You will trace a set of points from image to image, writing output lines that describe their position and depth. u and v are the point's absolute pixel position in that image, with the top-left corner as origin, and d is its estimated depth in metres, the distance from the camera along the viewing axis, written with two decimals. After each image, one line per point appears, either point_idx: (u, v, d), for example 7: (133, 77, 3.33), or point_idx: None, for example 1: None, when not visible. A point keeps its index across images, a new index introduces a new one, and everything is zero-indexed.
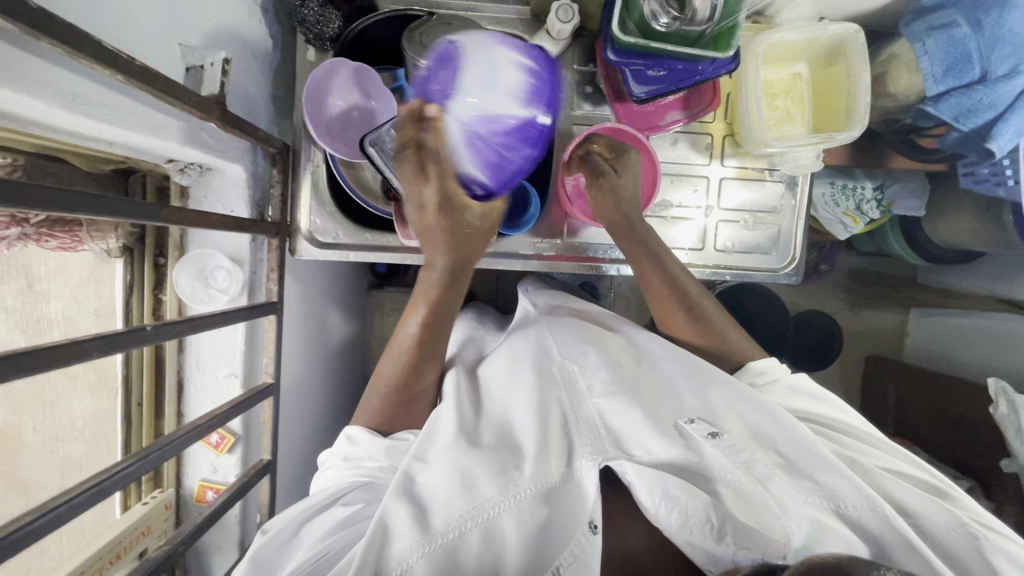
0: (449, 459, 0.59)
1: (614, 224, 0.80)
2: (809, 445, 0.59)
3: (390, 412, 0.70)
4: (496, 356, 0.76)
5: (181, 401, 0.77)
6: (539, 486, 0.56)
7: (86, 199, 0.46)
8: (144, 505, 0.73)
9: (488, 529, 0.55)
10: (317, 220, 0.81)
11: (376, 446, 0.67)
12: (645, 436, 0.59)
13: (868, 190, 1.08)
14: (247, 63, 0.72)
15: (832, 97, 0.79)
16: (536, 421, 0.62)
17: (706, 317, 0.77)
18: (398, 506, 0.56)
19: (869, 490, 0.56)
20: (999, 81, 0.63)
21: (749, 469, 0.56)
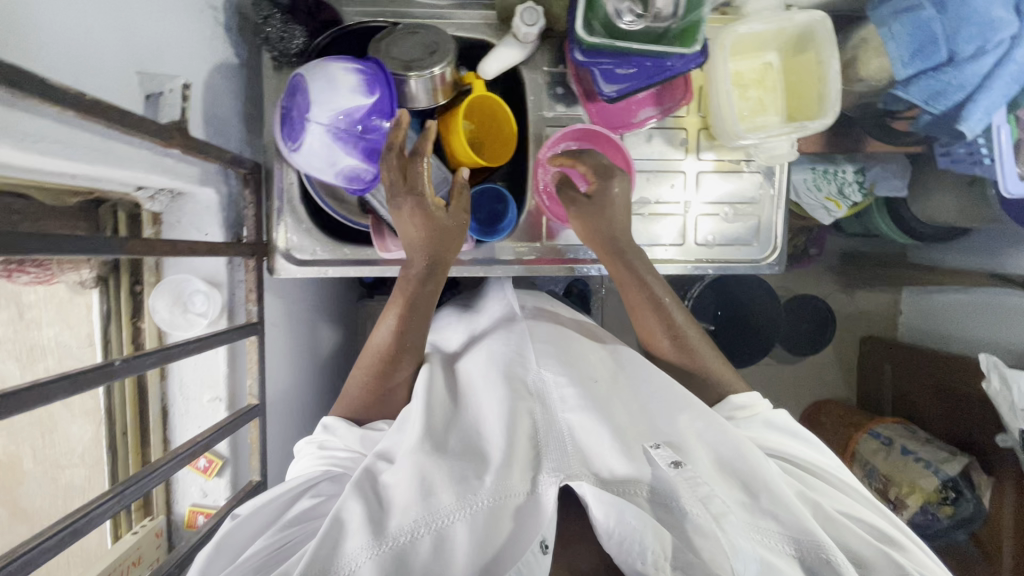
0: (411, 463, 0.58)
1: (601, 242, 0.77)
2: (769, 484, 0.59)
3: (365, 402, 0.70)
4: (474, 353, 0.77)
5: (166, 428, 0.76)
6: (497, 500, 0.55)
7: (43, 239, 0.45)
8: (134, 534, 0.72)
9: (439, 538, 0.53)
10: (294, 237, 0.80)
11: (352, 435, 0.68)
12: (609, 454, 0.59)
13: (849, 173, 1.08)
14: (212, 85, 0.71)
15: (804, 85, 0.79)
16: (503, 430, 0.61)
17: (689, 347, 0.75)
18: (354, 505, 0.55)
19: (821, 537, 0.56)
20: (966, 62, 0.63)
21: (707, 506, 0.55)
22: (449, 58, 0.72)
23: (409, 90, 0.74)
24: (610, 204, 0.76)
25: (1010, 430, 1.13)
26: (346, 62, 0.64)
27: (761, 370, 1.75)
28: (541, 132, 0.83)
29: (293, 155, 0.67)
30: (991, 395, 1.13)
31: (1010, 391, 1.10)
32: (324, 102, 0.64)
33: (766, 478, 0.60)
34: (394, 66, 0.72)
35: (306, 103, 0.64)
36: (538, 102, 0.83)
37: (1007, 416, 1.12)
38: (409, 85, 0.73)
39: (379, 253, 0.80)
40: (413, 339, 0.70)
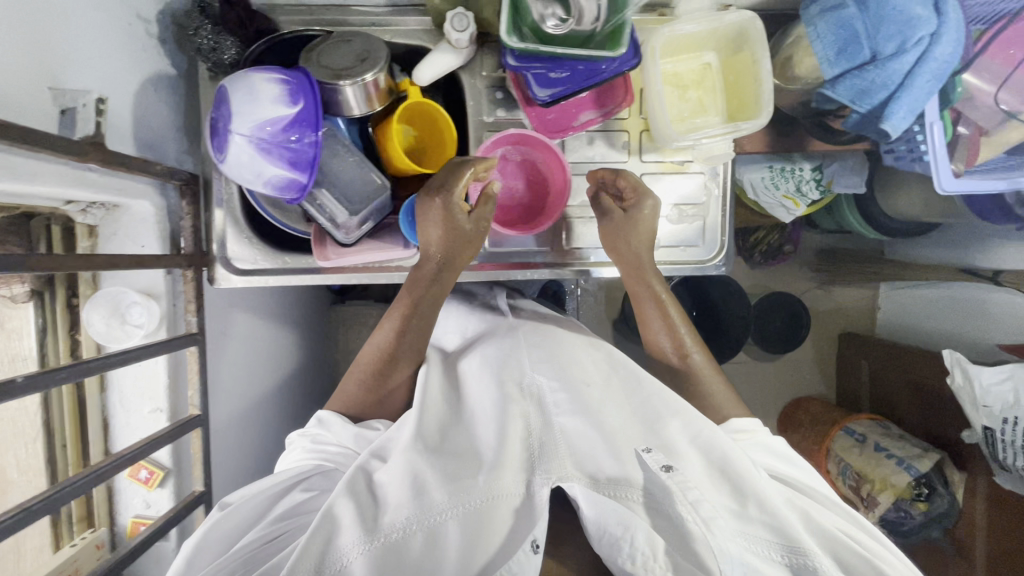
0: (405, 460, 0.61)
1: (621, 257, 0.81)
2: (760, 493, 0.59)
3: (362, 399, 0.76)
4: (470, 356, 0.80)
5: (109, 439, 0.76)
6: (490, 497, 0.59)
7: None
8: (74, 547, 0.73)
9: (431, 535, 0.57)
10: (233, 247, 0.80)
11: (347, 433, 0.71)
12: (600, 455, 0.62)
13: (806, 171, 1.07)
14: (142, 98, 0.71)
15: (742, 85, 0.78)
16: (497, 435, 0.65)
17: (700, 375, 0.79)
18: (346, 505, 0.58)
19: (807, 544, 0.56)
20: (889, 59, 0.62)
21: (697, 509, 0.56)
22: (380, 65, 0.72)
23: (343, 99, 0.73)
24: (635, 223, 0.79)
25: (974, 426, 1.12)
26: (268, 73, 0.64)
27: (738, 368, 1.73)
28: (482, 137, 0.83)
29: (223, 167, 0.67)
30: (955, 390, 1.11)
31: (973, 386, 1.08)
32: (243, 113, 0.64)
33: (755, 486, 0.59)
34: (324, 75, 0.71)
35: (227, 114, 0.64)
36: (478, 107, 0.83)
37: (970, 411, 1.11)
38: (343, 94, 0.72)
39: (319, 261, 0.79)
40: (412, 336, 0.76)
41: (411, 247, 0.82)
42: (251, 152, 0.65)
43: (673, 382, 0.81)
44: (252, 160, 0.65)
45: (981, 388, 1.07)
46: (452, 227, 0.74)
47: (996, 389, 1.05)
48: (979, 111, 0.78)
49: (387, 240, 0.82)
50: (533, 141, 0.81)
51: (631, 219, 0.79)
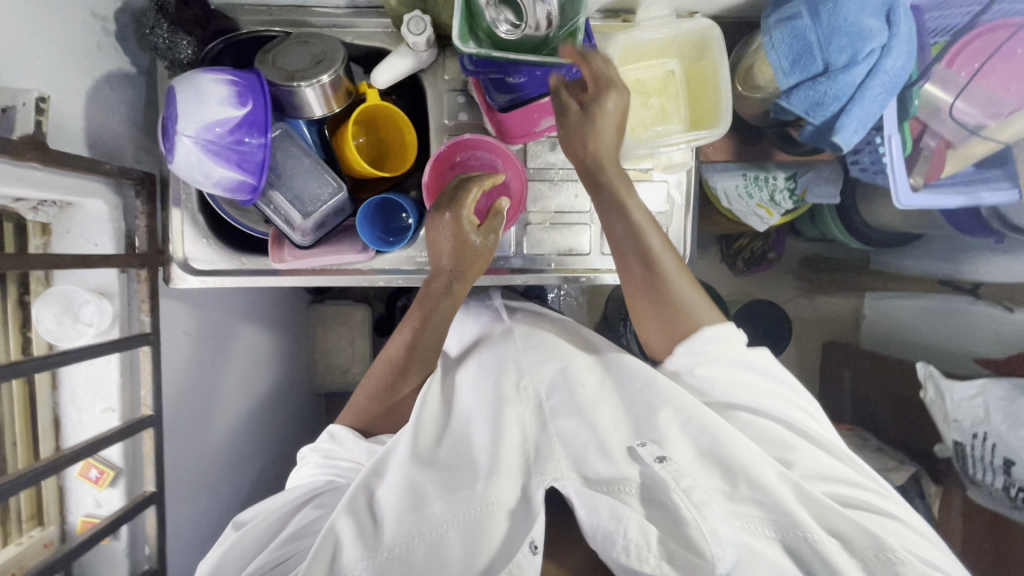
0: (402, 476, 0.63)
1: (583, 166, 0.72)
2: (751, 471, 0.58)
3: (371, 414, 0.77)
4: (467, 364, 0.79)
5: (60, 437, 0.76)
6: (486, 506, 0.60)
7: None
8: (18, 546, 0.72)
9: (433, 546, 0.58)
10: (191, 247, 0.81)
11: (358, 446, 0.73)
12: (593, 456, 0.62)
13: (780, 179, 1.06)
14: (95, 96, 0.71)
15: (704, 93, 0.78)
16: (491, 441, 0.65)
17: (670, 281, 0.69)
18: (345, 524, 0.60)
19: (802, 518, 0.56)
20: (840, 72, 0.61)
21: (689, 495, 0.56)
22: (335, 67, 0.71)
23: (300, 101, 0.73)
24: (593, 123, 0.70)
25: (946, 440, 1.11)
26: (217, 75, 0.64)
27: None
28: (443, 141, 0.83)
29: (171, 167, 0.67)
30: (929, 405, 1.12)
31: (945, 401, 1.08)
32: (188, 114, 0.63)
33: (745, 462, 0.59)
34: (278, 76, 0.71)
35: (174, 115, 0.64)
36: (439, 111, 0.82)
37: (942, 425, 1.10)
38: (300, 95, 0.72)
39: (275, 262, 0.80)
40: (424, 351, 0.77)
41: (368, 251, 0.81)
42: (196, 154, 0.64)
43: (643, 303, 0.71)
44: (197, 162, 0.65)
45: (953, 403, 1.06)
46: (460, 241, 0.74)
47: (966, 404, 1.05)
48: (945, 124, 0.77)
49: (345, 242, 0.82)
50: (475, 143, 0.79)
51: (590, 118, 0.70)
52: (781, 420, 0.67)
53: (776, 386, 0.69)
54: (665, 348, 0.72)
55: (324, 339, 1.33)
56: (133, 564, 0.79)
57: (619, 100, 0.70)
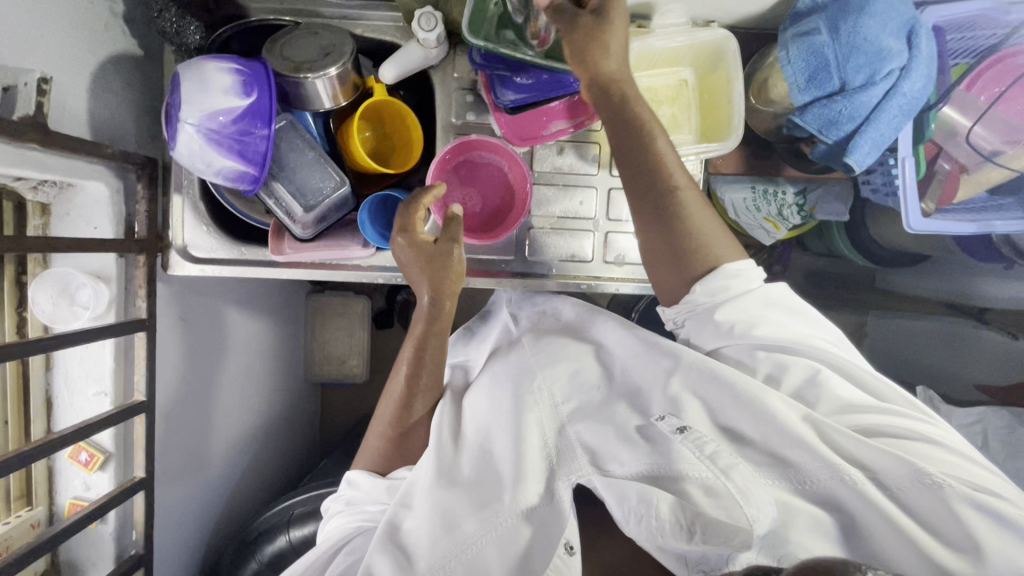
0: (429, 501, 0.65)
1: (598, 85, 0.67)
2: (782, 426, 0.58)
3: (388, 455, 0.76)
4: (477, 383, 0.76)
5: (52, 418, 0.76)
6: (517, 510, 0.62)
7: None
8: (5, 525, 0.72)
9: (472, 564, 0.61)
10: (191, 235, 0.80)
11: (377, 487, 0.73)
12: (616, 449, 0.62)
13: (788, 194, 1.04)
14: (101, 77, 0.70)
15: (717, 104, 0.76)
16: (512, 452, 0.66)
17: (686, 207, 0.68)
18: (382, 560, 0.61)
19: (835, 462, 0.55)
20: (856, 92, 0.60)
21: (715, 462, 0.55)
22: (343, 60, 0.70)
23: (307, 93, 0.73)
24: (605, 31, 0.64)
25: None
26: (222, 63, 0.63)
27: None
28: (449, 140, 0.82)
29: (173, 156, 0.66)
30: None
31: None
32: (191, 102, 0.62)
33: (766, 416, 0.59)
34: (285, 67, 0.70)
35: (176, 104, 0.62)
36: (447, 110, 0.81)
37: None
38: (309, 87, 0.71)
39: (274, 254, 0.78)
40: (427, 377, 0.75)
41: (368, 246, 0.81)
42: (198, 144, 0.63)
43: (658, 237, 0.69)
44: (200, 151, 0.64)
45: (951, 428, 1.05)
46: (427, 262, 0.71)
47: (965, 430, 1.04)
48: (960, 148, 0.75)
49: (345, 237, 0.81)
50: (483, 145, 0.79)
51: (603, 21, 0.64)
52: (803, 352, 0.65)
53: (797, 319, 0.67)
54: (685, 287, 0.69)
55: (320, 330, 1.32)
56: (120, 549, 0.79)
57: (618, 39, 0.65)
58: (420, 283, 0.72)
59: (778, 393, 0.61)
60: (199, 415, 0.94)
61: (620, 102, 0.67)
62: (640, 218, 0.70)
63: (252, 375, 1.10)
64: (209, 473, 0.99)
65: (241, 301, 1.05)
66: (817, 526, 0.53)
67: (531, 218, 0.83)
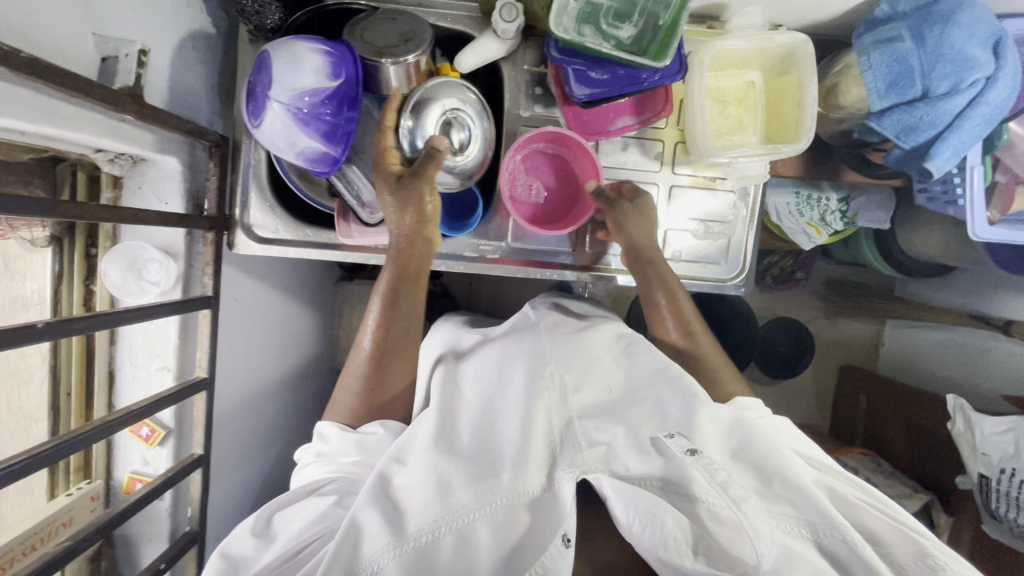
0: (427, 464, 0.63)
1: (626, 253, 0.80)
2: (784, 470, 0.60)
3: (360, 407, 0.73)
4: (472, 361, 0.77)
5: (112, 393, 0.76)
6: (515, 497, 0.61)
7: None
8: (69, 496, 0.73)
9: (461, 537, 0.59)
10: (256, 214, 0.80)
11: (349, 441, 0.70)
12: (624, 454, 0.62)
13: (832, 201, 1.05)
14: (180, 52, 0.70)
15: (784, 107, 0.77)
16: (518, 432, 0.66)
17: (701, 350, 0.79)
18: (370, 512, 0.59)
19: (839, 520, 0.57)
20: (939, 99, 0.62)
21: (725, 490, 0.56)
22: (424, 46, 0.71)
23: (382, 77, 0.73)
24: (643, 213, 0.78)
25: (969, 472, 1.11)
26: (313, 43, 0.64)
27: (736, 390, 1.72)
28: (516, 132, 0.83)
29: (256, 133, 0.66)
30: (955, 436, 1.11)
31: (974, 434, 1.09)
32: (284, 82, 0.63)
33: (779, 464, 0.60)
34: (366, 51, 0.70)
35: (267, 80, 0.63)
36: (515, 101, 0.82)
37: (967, 459, 1.10)
38: (384, 71, 0.72)
39: (341, 237, 0.80)
40: (399, 338, 0.74)
41: None
42: (287, 122, 0.65)
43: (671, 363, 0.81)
44: (288, 129, 0.65)
45: (982, 437, 1.07)
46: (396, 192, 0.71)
47: (996, 439, 1.06)
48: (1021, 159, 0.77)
49: None
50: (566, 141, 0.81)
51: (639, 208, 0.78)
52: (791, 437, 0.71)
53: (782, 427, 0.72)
54: None
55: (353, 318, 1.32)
56: (174, 525, 0.79)
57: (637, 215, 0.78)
58: (392, 219, 0.73)
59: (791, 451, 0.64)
60: (244, 397, 0.94)
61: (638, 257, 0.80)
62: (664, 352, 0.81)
63: (289, 359, 1.10)
64: (251, 456, 0.99)
65: (285, 284, 1.04)
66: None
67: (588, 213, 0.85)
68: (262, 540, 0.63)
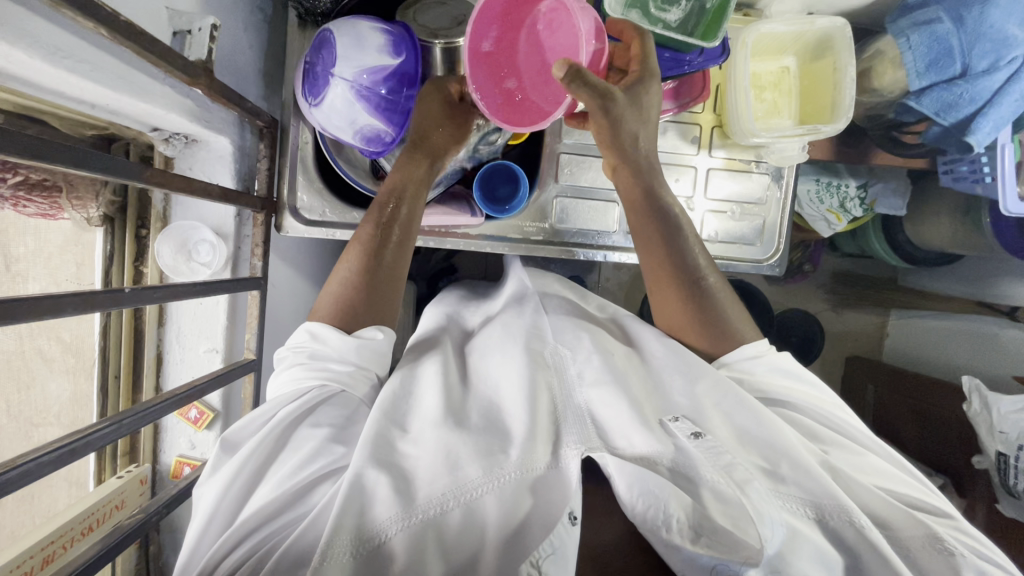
0: (436, 438, 0.58)
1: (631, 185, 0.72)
2: (790, 451, 0.58)
3: (349, 309, 0.63)
4: (479, 344, 0.75)
5: (160, 375, 0.76)
6: (523, 473, 0.56)
7: (84, 158, 0.45)
8: (120, 479, 0.72)
9: (469, 509, 0.54)
10: (303, 197, 0.79)
11: (347, 345, 0.61)
12: (630, 430, 0.60)
13: (851, 187, 1.07)
14: (235, 33, 0.71)
15: (819, 91, 0.80)
16: (524, 406, 0.62)
17: (718, 295, 0.70)
18: (378, 476, 0.54)
19: (844, 501, 0.55)
20: (979, 76, 0.68)
21: (730, 472, 0.55)
22: None
23: (433, 60, 0.74)
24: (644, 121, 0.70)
25: (987, 451, 1.06)
26: (374, 22, 0.66)
27: None
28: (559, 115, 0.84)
29: (314, 110, 0.68)
30: (971, 417, 1.06)
31: (991, 413, 1.03)
32: (348, 60, 0.65)
33: (787, 443, 0.59)
34: (420, 33, 0.72)
35: (331, 57, 0.65)
36: None
37: (983, 436, 1.05)
38: (434, 53, 0.73)
39: None
40: (388, 261, 0.66)
41: (478, 214, 0.82)
42: (348, 98, 0.66)
43: (685, 321, 0.70)
44: (347, 106, 0.67)
45: (999, 416, 1.01)
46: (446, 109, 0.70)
47: (1015, 417, 1.00)
48: None
49: (455, 206, 0.83)
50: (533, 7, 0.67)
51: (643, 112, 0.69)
52: (817, 413, 0.66)
53: (814, 388, 0.67)
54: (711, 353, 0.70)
55: None
56: None
57: (642, 122, 0.70)
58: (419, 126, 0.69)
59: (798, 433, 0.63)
60: None
61: (651, 202, 0.71)
62: (676, 309, 0.71)
63: None
64: None
65: (324, 276, 1.03)
66: (822, 559, 0.54)
67: (601, 193, 0.85)
68: (254, 486, 0.55)
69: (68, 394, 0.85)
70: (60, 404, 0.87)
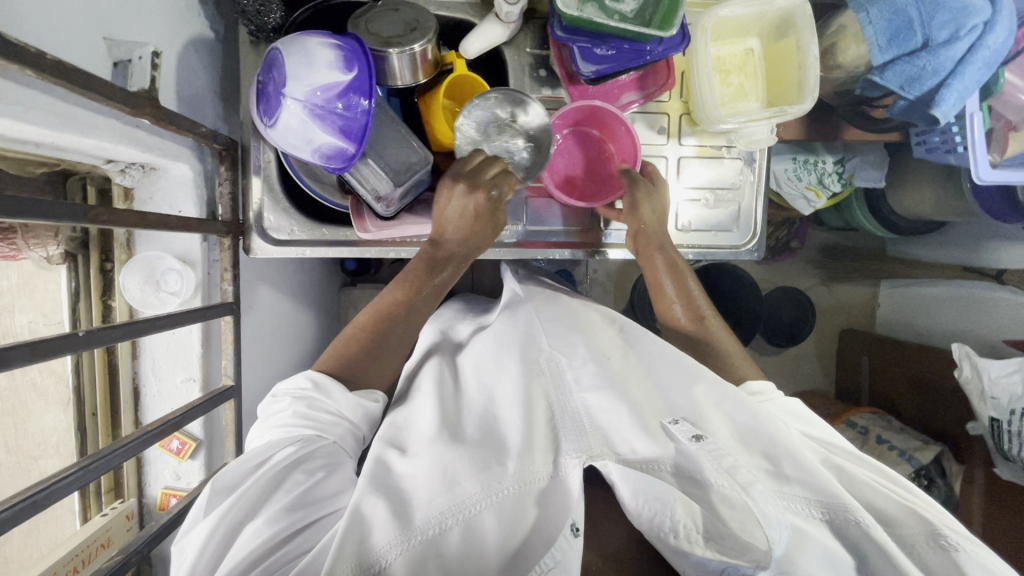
0: (434, 456, 0.57)
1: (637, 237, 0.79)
2: (792, 451, 0.56)
3: (359, 356, 0.68)
4: (468, 349, 0.77)
5: (138, 408, 0.76)
6: (522, 486, 0.55)
7: (27, 205, 0.44)
8: (104, 517, 0.72)
9: (469, 527, 0.53)
10: (271, 217, 0.78)
11: (347, 403, 0.64)
12: (632, 435, 0.58)
13: (829, 163, 1.05)
14: (185, 56, 0.69)
15: (784, 71, 0.78)
16: (520, 416, 0.62)
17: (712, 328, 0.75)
18: (376, 501, 0.53)
19: (848, 499, 0.52)
20: (940, 47, 0.67)
21: (734, 475, 0.51)
22: (429, 36, 0.70)
23: (390, 67, 0.72)
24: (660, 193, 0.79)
25: (980, 418, 1.05)
26: (323, 37, 0.65)
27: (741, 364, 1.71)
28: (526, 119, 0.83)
29: (270, 131, 0.67)
30: (962, 384, 1.05)
31: (981, 379, 1.01)
32: (300, 78, 0.64)
33: (788, 445, 0.56)
34: (374, 42, 0.69)
35: (281, 76, 0.64)
36: (520, 86, 0.82)
37: (975, 404, 1.03)
38: (390, 62, 0.71)
39: (359, 233, 0.79)
40: (408, 317, 0.71)
41: None
42: (302, 117, 0.66)
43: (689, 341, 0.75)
44: (302, 124, 0.66)
45: (989, 381, 1.00)
46: (471, 211, 0.73)
47: (1005, 381, 0.98)
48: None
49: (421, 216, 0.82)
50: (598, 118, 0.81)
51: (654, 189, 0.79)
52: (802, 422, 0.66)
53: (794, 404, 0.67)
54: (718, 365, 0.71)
55: None
56: None
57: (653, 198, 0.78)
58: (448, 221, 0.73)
59: (800, 435, 0.62)
60: None
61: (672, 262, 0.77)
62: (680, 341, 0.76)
63: None
64: None
65: (303, 292, 1.02)
66: (830, 560, 0.51)
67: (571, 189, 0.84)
68: None
69: (53, 433, 0.84)
70: (45, 444, 0.87)
